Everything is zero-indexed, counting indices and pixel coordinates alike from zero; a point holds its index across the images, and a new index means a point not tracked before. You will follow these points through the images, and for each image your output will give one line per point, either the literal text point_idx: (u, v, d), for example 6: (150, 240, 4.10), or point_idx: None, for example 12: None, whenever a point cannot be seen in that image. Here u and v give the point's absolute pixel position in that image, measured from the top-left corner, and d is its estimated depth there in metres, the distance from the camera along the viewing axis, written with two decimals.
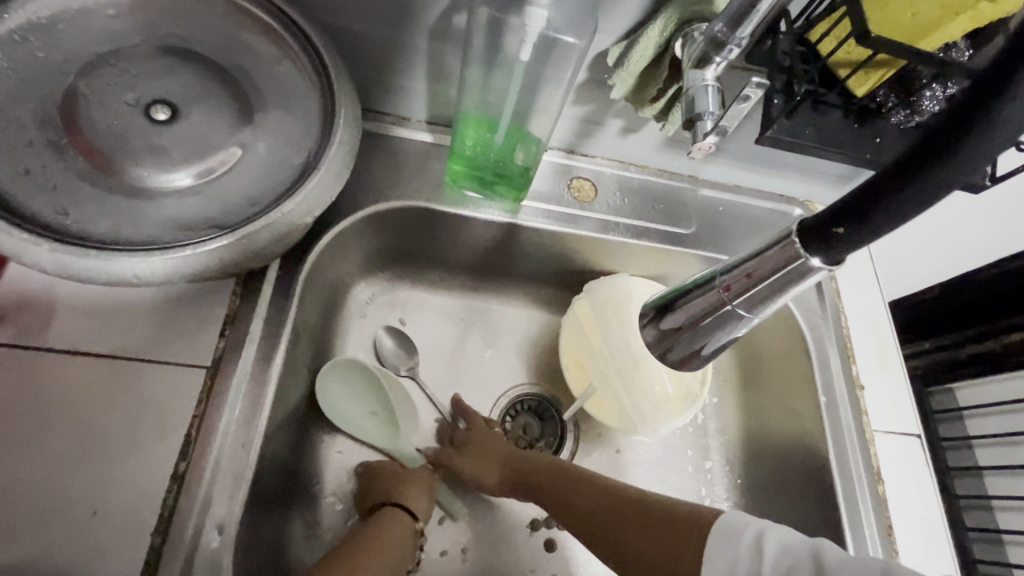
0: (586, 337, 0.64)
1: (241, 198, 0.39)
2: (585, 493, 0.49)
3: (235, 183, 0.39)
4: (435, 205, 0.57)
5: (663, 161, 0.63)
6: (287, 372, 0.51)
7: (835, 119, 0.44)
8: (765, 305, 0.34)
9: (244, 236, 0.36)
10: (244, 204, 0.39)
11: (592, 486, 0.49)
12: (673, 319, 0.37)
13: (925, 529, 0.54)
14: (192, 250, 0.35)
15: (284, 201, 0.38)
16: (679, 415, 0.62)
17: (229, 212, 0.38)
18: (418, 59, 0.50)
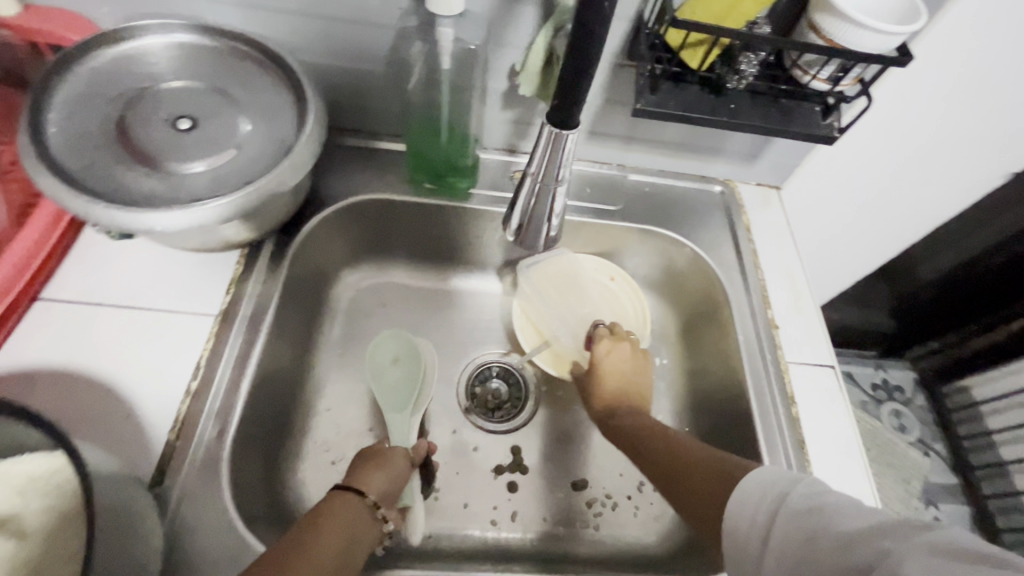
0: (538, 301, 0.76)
1: (236, 178, 0.54)
2: (671, 448, 0.54)
3: (232, 170, 0.54)
4: (399, 197, 0.70)
5: (594, 153, 0.75)
6: (278, 329, 0.63)
7: (693, 92, 0.57)
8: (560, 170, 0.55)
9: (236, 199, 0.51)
10: (239, 181, 0.53)
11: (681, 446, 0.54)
12: (512, 216, 0.61)
13: (840, 443, 0.60)
14: (202, 208, 0.50)
15: (264, 177, 0.52)
16: None
17: (227, 188, 0.53)
18: (376, 83, 0.65)
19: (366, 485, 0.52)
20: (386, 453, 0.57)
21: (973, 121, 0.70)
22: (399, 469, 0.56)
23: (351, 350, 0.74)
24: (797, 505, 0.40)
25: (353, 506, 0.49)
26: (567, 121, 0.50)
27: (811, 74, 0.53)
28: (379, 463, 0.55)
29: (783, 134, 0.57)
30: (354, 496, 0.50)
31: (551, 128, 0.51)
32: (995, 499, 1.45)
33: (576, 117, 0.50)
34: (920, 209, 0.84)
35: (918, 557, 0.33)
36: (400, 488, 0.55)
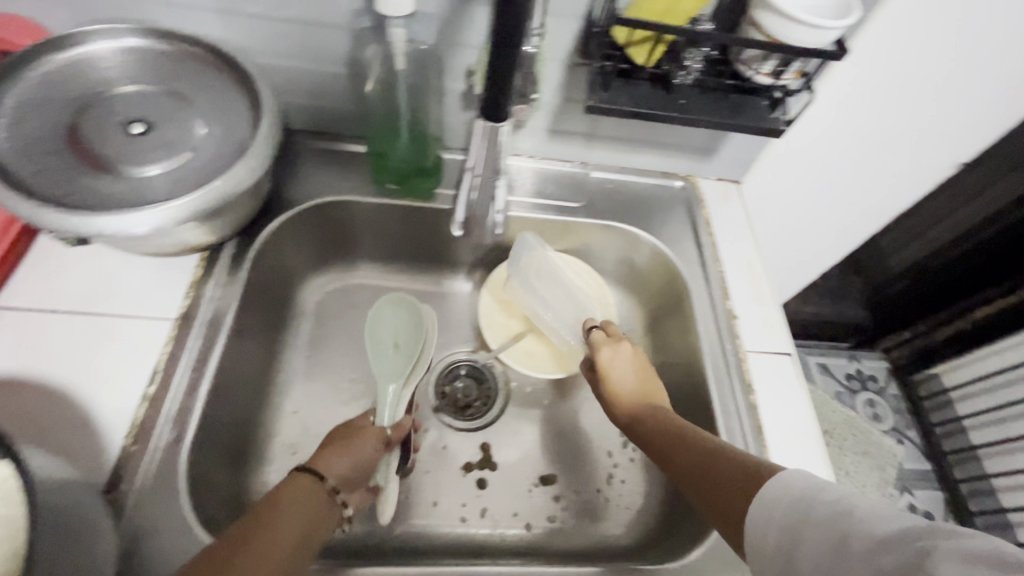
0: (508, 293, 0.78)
1: (191, 181, 0.54)
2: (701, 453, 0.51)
3: (187, 173, 0.54)
4: (362, 199, 0.71)
5: (556, 152, 0.76)
6: (240, 332, 0.63)
7: (643, 88, 0.58)
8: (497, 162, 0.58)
9: (190, 202, 0.51)
10: (193, 183, 0.53)
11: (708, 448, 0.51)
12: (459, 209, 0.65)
13: (797, 428, 0.62)
14: (157, 210, 0.50)
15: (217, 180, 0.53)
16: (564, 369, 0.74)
17: (181, 191, 0.53)
18: (334, 85, 0.66)
19: (329, 470, 0.51)
20: (358, 433, 0.55)
21: (920, 114, 0.72)
22: (366, 453, 0.55)
23: (318, 352, 0.74)
24: (823, 511, 0.40)
25: (311, 494, 0.49)
26: (499, 115, 0.51)
27: (754, 70, 0.55)
28: (348, 445, 0.54)
29: (732, 128, 0.58)
30: (314, 484, 0.50)
31: (484, 122, 0.52)
32: (967, 483, 1.49)
33: (506, 111, 0.51)
34: (876, 200, 0.86)
35: (954, 561, 0.32)
36: (365, 470, 0.55)
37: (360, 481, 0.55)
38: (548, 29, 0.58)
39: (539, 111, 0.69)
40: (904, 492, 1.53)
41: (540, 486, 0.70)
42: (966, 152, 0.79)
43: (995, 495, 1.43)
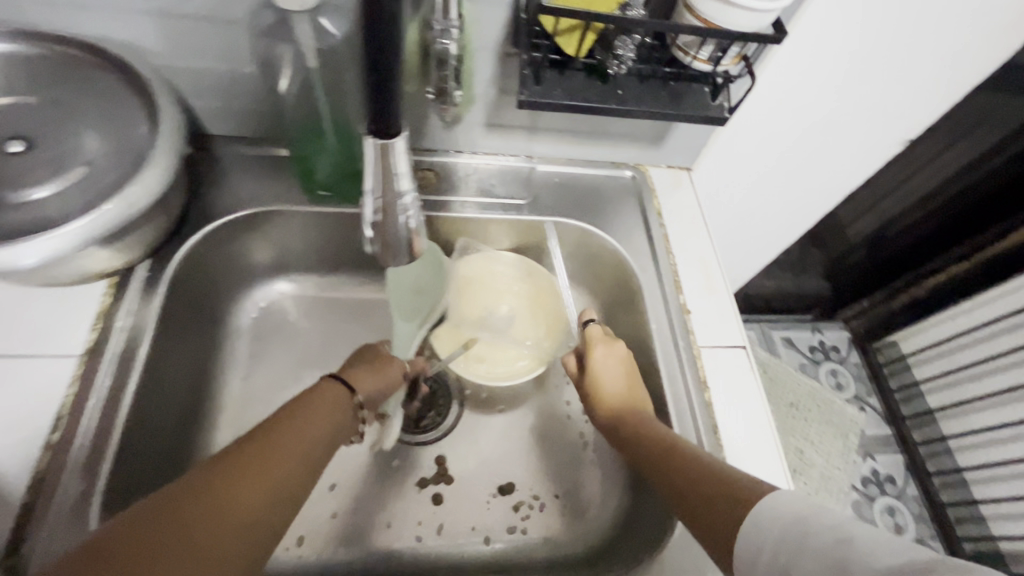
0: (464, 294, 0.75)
1: (81, 202, 0.48)
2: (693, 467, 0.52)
3: (75, 193, 0.49)
4: (290, 207, 0.66)
5: (498, 146, 0.72)
6: (160, 360, 0.58)
7: (579, 80, 0.55)
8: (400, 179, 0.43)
9: (82, 228, 0.47)
10: (83, 204, 0.48)
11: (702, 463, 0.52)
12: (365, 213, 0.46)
13: (752, 423, 0.61)
14: (48, 239, 0.45)
15: (110, 201, 0.48)
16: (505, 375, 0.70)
17: (69, 214, 0.48)
18: (247, 84, 0.60)
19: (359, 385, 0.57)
20: (387, 363, 0.62)
21: (865, 92, 0.70)
22: (391, 381, 0.61)
23: (257, 373, 0.70)
24: (824, 538, 0.40)
25: (340, 401, 0.54)
26: (392, 129, 0.40)
27: (692, 56, 0.52)
28: (376, 367, 0.60)
29: (673, 118, 0.56)
30: (340, 392, 0.55)
31: (373, 139, 0.40)
32: (926, 445, 1.54)
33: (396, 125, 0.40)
34: (827, 180, 0.85)
35: None
36: (385, 396, 0.61)
37: (379, 401, 0.60)
38: (473, 17, 0.54)
39: (475, 105, 0.65)
40: (868, 458, 1.56)
41: (499, 496, 0.68)
42: (912, 129, 0.79)
43: (954, 455, 1.49)
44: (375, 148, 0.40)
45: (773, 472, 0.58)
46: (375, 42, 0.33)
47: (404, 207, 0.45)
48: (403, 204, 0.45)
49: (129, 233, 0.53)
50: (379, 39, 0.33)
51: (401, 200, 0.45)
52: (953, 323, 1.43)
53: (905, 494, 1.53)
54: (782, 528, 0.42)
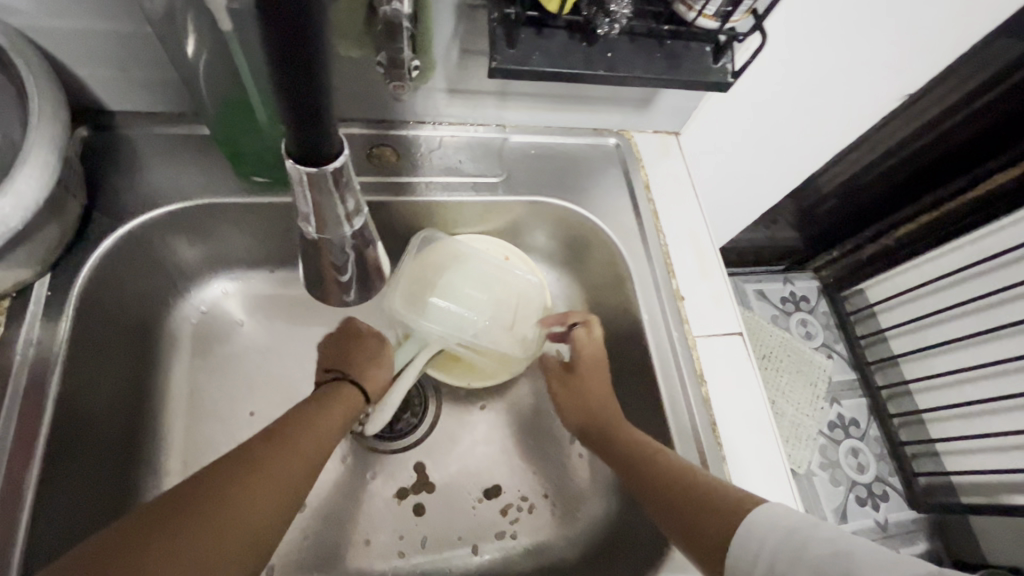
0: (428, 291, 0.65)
1: None
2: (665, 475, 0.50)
3: None
4: (221, 200, 0.56)
5: (465, 114, 0.63)
6: (81, 391, 0.50)
7: (560, 41, 0.46)
8: (344, 220, 0.41)
9: None
10: None
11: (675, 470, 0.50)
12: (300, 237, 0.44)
13: (749, 416, 0.58)
14: None
15: None
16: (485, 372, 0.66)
17: None
18: (149, 48, 0.48)
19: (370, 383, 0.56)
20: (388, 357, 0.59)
21: (865, 40, 0.64)
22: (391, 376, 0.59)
23: (203, 388, 0.62)
24: (825, 558, 0.39)
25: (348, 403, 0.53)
26: (324, 158, 0.33)
27: (696, 11, 0.44)
28: (381, 361, 0.58)
29: (668, 84, 0.48)
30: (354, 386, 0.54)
31: (295, 165, 0.33)
32: (886, 388, 1.52)
33: (330, 146, 0.33)
34: (821, 139, 0.79)
35: None
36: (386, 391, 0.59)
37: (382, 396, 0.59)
38: None
39: (435, 71, 0.55)
40: (834, 404, 1.53)
41: (485, 499, 0.64)
42: (915, 82, 0.72)
43: (912, 397, 1.49)
44: (300, 175, 0.34)
45: (771, 468, 0.56)
46: (291, 58, 0.25)
47: (345, 240, 0.43)
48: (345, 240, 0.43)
49: (12, 250, 0.43)
50: (297, 53, 0.25)
51: (344, 237, 0.43)
52: (922, 270, 1.38)
53: (867, 436, 1.50)
54: (778, 543, 0.41)
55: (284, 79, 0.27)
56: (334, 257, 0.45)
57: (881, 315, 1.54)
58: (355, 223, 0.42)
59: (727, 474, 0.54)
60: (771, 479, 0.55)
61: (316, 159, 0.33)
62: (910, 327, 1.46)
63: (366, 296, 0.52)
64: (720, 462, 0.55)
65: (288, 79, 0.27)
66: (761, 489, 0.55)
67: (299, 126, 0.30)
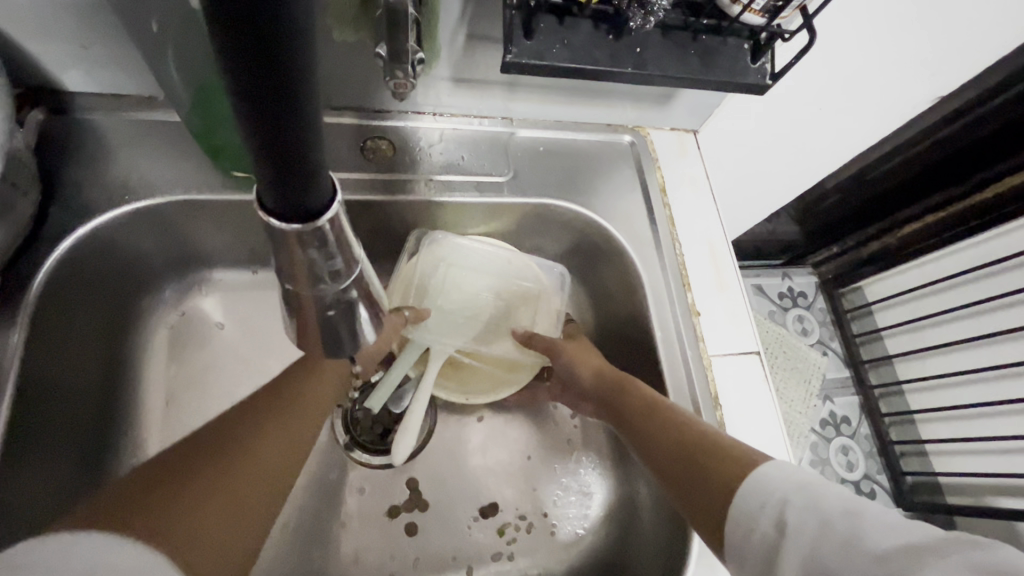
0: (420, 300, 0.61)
1: None
2: (669, 434, 0.47)
3: None
4: (197, 195, 0.50)
5: (468, 105, 0.57)
6: (43, 405, 0.45)
7: (584, 32, 0.41)
8: (342, 276, 0.33)
9: None
10: None
11: (680, 427, 0.47)
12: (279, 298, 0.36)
13: (766, 442, 0.55)
14: None
15: None
16: (486, 391, 0.61)
17: None
18: (111, 22, 0.42)
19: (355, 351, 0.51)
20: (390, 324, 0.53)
21: (898, 39, 0.59)
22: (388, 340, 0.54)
23: (180, 397, 0.57)
24: None
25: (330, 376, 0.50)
26: (310, 209, 0.26)
27: (743, 5, 0.39)
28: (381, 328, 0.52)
29: (702, 86, 0.43)
30: (344, 360, 0.50)
31: (285, 222, 0.26)
32: (881, 387, 1.46)
33: (320, 194, 0.26)
34: (844, 141, 0.74)
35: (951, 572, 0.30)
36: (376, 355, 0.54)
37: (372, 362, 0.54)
38: None
39: (440, 58, 0.50)
40: (826, 401, 1.47)
41: (482, 517, 0.61)
42: (950, 84, 0.67)
43: (904, 396, 1.44)
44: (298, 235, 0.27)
45: None
46: (269, 89, 0.19)
47: (327, 296, 0.33)
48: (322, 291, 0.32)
49: None
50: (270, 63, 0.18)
51: (328, 294, 0.33)
52: (924, 271, 1.35)
53: (857, 434, 1.46)
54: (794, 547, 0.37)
55: (254, 107, 0.19)
56: (317, 310, 0.35)
57: (875, 313, 1.49)
58: (351, 276, 0.34)
59: None
60: None
61: (300, 211, 0.26)
62: (906, 326, 1.40)
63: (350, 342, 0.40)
64: None
65: (257, 111, 0.19)
66: None
67: (279, 174, 0.23)
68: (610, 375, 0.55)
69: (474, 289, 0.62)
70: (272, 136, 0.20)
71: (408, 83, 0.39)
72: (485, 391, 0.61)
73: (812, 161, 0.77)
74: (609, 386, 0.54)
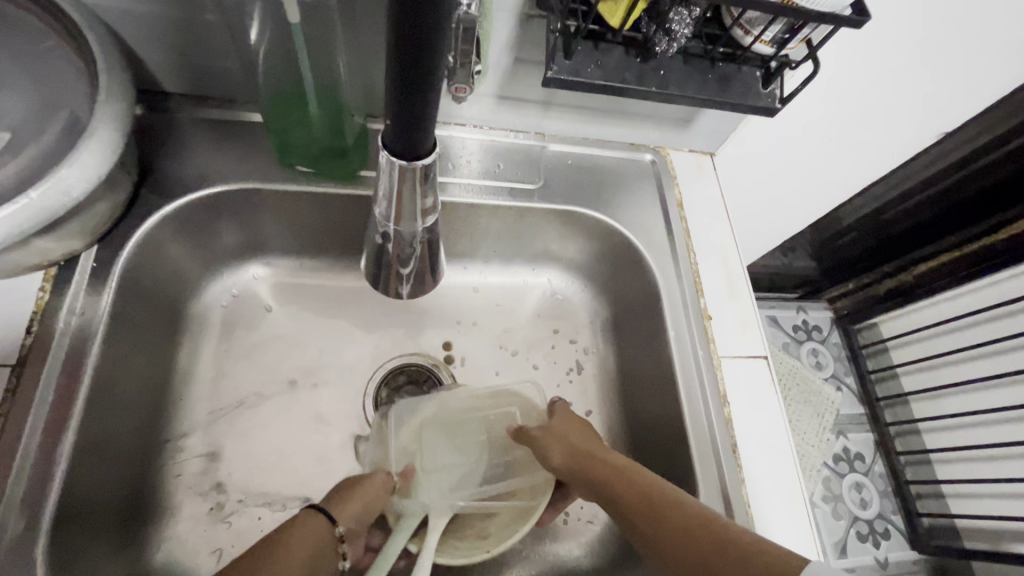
0: (413, 444, 0.59)
1: (21, 174, 0.40)
2: (678, 537, 0.41)
3: (12, 164, 0.40)
4: (264, 185, 0.57)
5: (506, 120, 0.64)
6: (117, 362, 0.51)
7: (616, 56, 0.47)
8: (427, 216, 0.44)
9: (35, 197, 0.38)
10: (21, 180, 0.40)
11: (687, 526, 0.41)
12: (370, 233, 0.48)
13: (770, 443, 0.58)
14: None
15: (60, 167, 0.39)
16: (517, 518, 0.55)
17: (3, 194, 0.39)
18: (214, 36, 0.50)
19: (339, 517, 0.48)
20: (367, 481, 0.52)
21: (901, 78, 0.64)
22: (375, 497, 0.51)
23: (227, 371, 0.62)
24: None
25: (319, 532, 0.45)
26: (416, 152, 0.37)
27: (754, 36, 0.45)
28: (357, 489, 0.51)
29: (718, 106, 0.49)
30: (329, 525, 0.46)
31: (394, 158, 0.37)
32: (895, 425, 1.45)
33: (424, 146, 0.37)
34: (852, 171, 0.79)
35: None
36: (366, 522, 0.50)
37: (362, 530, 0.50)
38: None
39: (487, 77, 0.57)
40: (839, 436, 1.46)
41: None
42: (953, 121, 0.72)
43: (920, 435, 1.42)
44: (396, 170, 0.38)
45: (789, 498, 0.56)
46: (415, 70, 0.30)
47: (414, 236, 0.45)
48: (417, 217, 0.43)
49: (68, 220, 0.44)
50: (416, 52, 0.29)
51: (416, 232, 0.45)
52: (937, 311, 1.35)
53: (871, 471, 1.44)
54: None
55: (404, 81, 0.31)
56: (403, 252, 0.47)
57: (889, 350, 1.49)
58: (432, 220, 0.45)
59: (744, 499, 0.54)
60: (787, 511, 0.55)
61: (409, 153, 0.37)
62: (922, 364, 1.41)
63: (423, 279, 0.52)
64: (737, 484, 0.55)
65: (406, 83, 0.31)
66: (777, 528, 0.54)
67: (405, 126, 0.34)
68: (586, 460, 0.51)
69: (456, 422, 0.61)
70: (406, 77, 0.30)
71: (466, 88, 0.46)
72: (515, 522, 0.55)
73: (820, 188, 0.82)
74: (587, 462, 0.51)
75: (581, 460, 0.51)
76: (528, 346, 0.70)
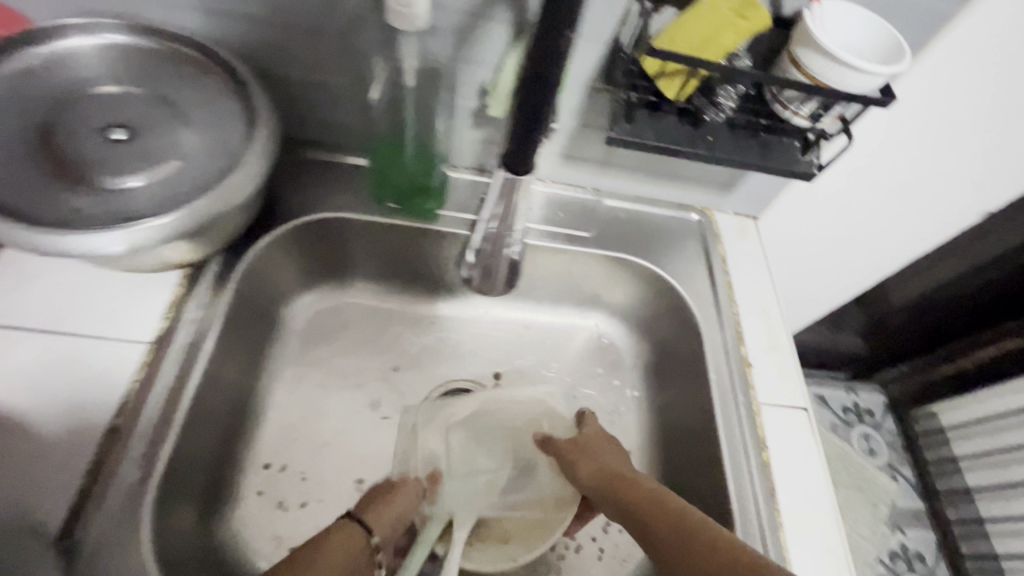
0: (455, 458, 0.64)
1: (189, 187, 0.51)
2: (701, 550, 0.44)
3: (183, 179, 0.51)
4: (360, 217, 0.66)
5: (568, 175, 0.73)
6: (225, 352, 0.59)
7: (669, 123, 0.55)
8: None
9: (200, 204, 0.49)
10: (186, 192, 0.51)
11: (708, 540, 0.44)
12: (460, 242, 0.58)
13: (809, 490, 0.59)
14: (159, 222, 0.47)
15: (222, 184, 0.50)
16: (545, 530, 0.61)
17: (173, 202, 0.50)
18: (341, 96, 0.62)
19: (375, 525, 0.51)
20: (399, 490, 0.56)
21: (936, 157, 0.69)
22: (404, 506, 0.55)
23: (304, 376, 0.70)
24: None
25: (353, 540, 0.49)
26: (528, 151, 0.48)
27: (792, 111, 0.52)
28: (390, 500, 0.54)
29: (761, 170, 0.56)
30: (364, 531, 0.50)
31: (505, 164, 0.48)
32: (960, 525, 1.34)
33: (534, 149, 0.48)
34: (895, 242, 0.83)
35: None
36: (398, 530, 0.54)
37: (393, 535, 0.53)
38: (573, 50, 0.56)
39: (556, 137, 0.66)
40: (895, 530, 1.37)
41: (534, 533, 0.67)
42: (994, 200, 0.76)
43: (989, 539, 1.29)
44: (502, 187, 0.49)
45: (828, 548, 0.56)
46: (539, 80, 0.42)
47: None
48: None
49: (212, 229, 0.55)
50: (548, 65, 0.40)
51: None
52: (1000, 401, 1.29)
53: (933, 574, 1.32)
54: None
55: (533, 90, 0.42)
56: None
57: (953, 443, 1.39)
58: None
59: (782, 544, 0.55)
60: (827, 561, 0.55)
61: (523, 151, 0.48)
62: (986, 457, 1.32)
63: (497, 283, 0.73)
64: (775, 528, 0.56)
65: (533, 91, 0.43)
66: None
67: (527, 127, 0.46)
68: (610, 478, 0.55)
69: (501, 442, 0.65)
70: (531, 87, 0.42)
71: None
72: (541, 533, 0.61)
73: (863, 257, 0.86)
74: (610, 480, 0.54)
75: (607, 477, 0.55)
76: (574, 383, 0.75)
